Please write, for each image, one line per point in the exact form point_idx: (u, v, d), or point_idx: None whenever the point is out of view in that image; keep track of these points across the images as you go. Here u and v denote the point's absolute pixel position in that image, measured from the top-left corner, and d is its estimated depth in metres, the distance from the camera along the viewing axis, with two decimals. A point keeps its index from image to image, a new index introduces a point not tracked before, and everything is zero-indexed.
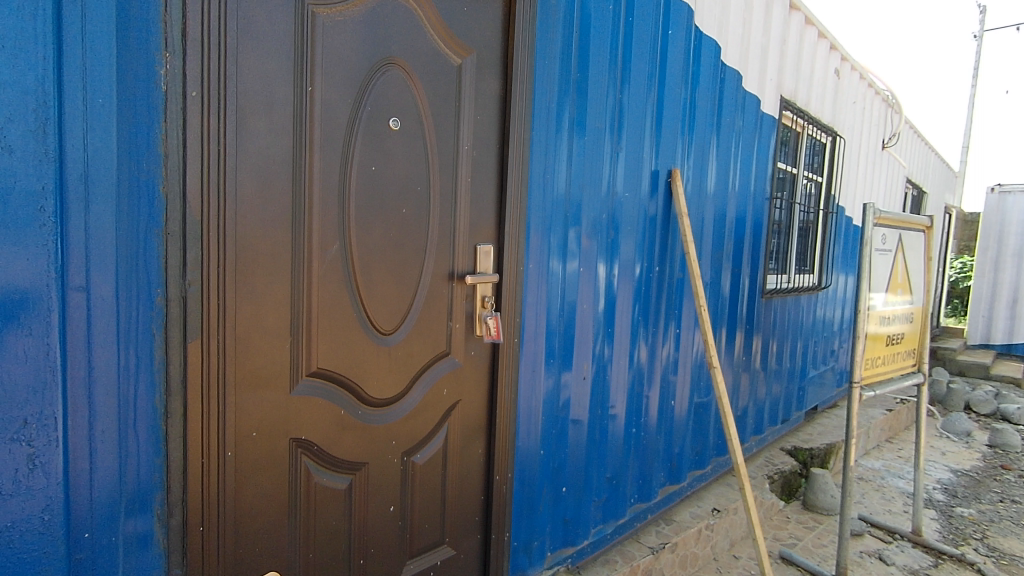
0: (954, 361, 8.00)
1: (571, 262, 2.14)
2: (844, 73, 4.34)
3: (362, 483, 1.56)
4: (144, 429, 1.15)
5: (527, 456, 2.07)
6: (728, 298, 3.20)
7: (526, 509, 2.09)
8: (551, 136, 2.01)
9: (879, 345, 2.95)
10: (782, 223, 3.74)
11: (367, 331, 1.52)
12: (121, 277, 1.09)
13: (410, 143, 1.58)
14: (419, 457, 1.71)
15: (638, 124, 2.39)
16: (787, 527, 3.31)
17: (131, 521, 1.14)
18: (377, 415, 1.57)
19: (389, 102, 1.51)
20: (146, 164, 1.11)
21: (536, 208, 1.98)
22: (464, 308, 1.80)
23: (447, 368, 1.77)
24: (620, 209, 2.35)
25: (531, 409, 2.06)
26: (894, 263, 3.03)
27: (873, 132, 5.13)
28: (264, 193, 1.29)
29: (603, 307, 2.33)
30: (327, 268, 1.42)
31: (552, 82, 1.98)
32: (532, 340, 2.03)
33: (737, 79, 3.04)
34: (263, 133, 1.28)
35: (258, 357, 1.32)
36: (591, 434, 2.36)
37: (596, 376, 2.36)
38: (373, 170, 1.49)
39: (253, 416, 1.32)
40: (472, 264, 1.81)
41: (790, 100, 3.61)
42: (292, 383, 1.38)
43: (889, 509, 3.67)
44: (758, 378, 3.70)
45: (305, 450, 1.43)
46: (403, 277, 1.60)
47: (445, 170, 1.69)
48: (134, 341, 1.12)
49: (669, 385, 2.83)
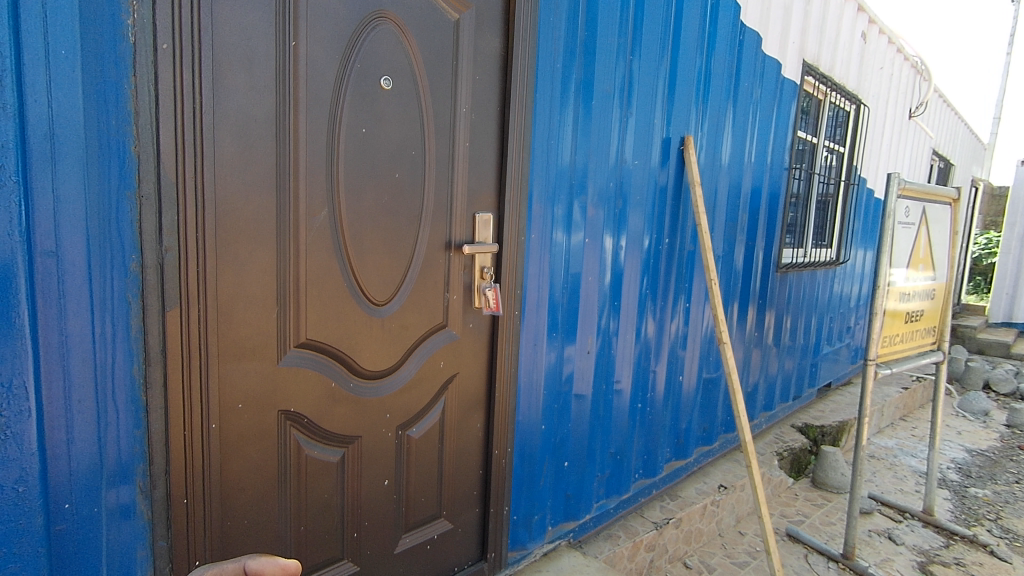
0: (975, 339, 7.82)
1: (576, 233, 2.06)
2: (871, 36, 4.11)
3: (355, 456, 1.52)
4: (123, 400, 1.11)
5: (527, 430, 2.03)
6: (740, 273, 3.10)
7: (526, 483, 2.06)
8: (556, 101, 1.91)
9: (897, 322, 2.83)
10: (800, 195, 3.60)
11: (359, 301, 1.47)
12: (94, 243, 1.04)
13: (403, 103, 1.49)
14: (415, 431, 1.66)
15: (650, 88, 2.28)
16: (794, 505, 3.29)
17: (113, 493, 1.12)
18: (369, 387, 1.52)
19: (381, 61, 1.42)
20: (116, 123, 1.05)
21: (539, 175, 1.90)
22: (462, 279, 1.74)
23: (444, 341, 1.71)
24: (629, 178, 2.25)
25: (533, 383, 2.01)
26: (917, 236, 2.89)
27: (900, 100, 4.90)
28: (246, 154, 1.23)
29: (609, 279, 2.25)
30: (315, 236, 1.36)
31: (557, 42, 1.87)
32: (534, 311, 1.96)
33: (757, 42, 2.88)
34: (242, 90, 1.20)
35: (243, 329, 1.27)
36: (595, 408, 2.31)
37: (601, 351, 2.30)
38: (363, 133, 1.41)
39: (239, 387, 1.27)
40: (470, 234, 1.74)
41: (813, 65, 3.43)
42: (280, 354, 1.33)
43: (901, 488, 3.61)
44: (770, 353, 3.61)
45: (294, 423, 1.38)
46: (397, 247, 1.53)
47: (442, 133, 1.61)
48: (109, 309, 1.07)
49: (678, 360, 2.77)
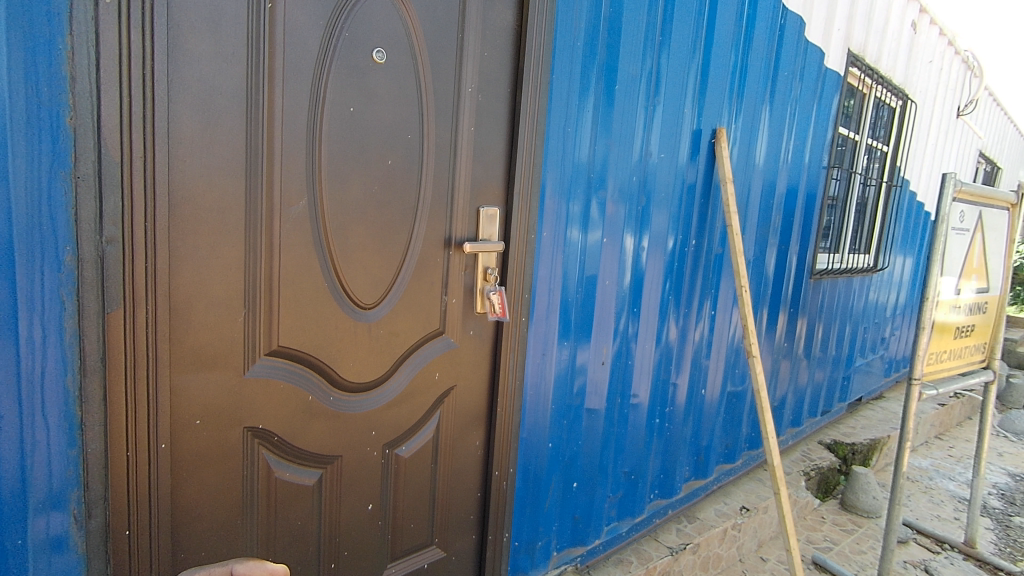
0: (1015, 354, 7.39)
1: (593, 232, 1.86)
2: (921, 27, 3.82)
3: (334, 478, 1.35)
4: (54, 414, 0.95)
5: (532, 448, 1.84)
6: (772, 279, 2.87)
7: (530, 505, 1.87)
8: (575, 85, 1.71)
9: (946, 338, 2.58)
10: (839, 197, 3.34)
11: (343, 304, 1.30)
12: (19, 232, 0.89)
13: (398, 80, 1.31)
14: (404, 450, 1.49)
15: (680, 75, 2.07)
16: (821, 529, 3.06)
17: (42, 521, 0.97)
18: (352, 401, 1.35)
19: (373, 30, 1.24)
20: (48, 90, 0.88)
21: (553, 168, 1.70)
22: (463, 281, 1.56)
23: (441, 349, 1.53)
24: (654, 173, 2.05)
25: (540, 396, 1.82)
26: (972, 244, 2.63)
27: (949, 97, 4.58)
28: (210, 132, 1.06)
29: (628, 283, 2.05)
30: (291, 228, 1.18)
31: (579, 18, 1.67)
32: (543, 318, 1.77)
33: (799, 27, 2.64)
34: (206, 57, 1.03)
35: (202, 334, 1.10)
36: (609, 422, 2.12)
37: (617, 361, 2.10)
38: (351, 112, 1.24)
39: (196, 401, 1.11)
40: (473, 230, 1.55)
41: (858, 55, 3.17)
42: (246, 364, 1.17)
43: (938, 515, 3.35)
44: (800, 365, 3.37)
45: (263, 441, 1.22)
46: (388, 243, 1.36)
47: (444, 116, 1.42)
48: (38, 309, 0.92)
49: (701, 371, 2.55)
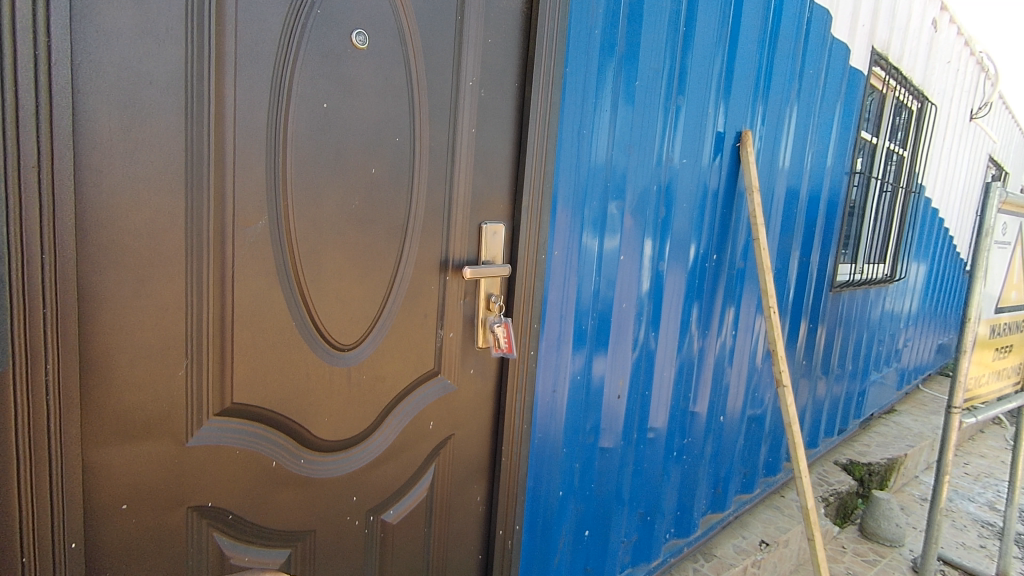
0: None
1: (609, 247, 1.63)
2: (942, 25, 3.62)
3: (305, 556, 1.11)
4: None
5: (540, 497, 1.60)
6: (793, 293, 2.65)
7: (538, 561, 1.63)
8: (592, 79, 1.47)
9: (986, 360, 2.37)
10: (859, 203, 3.14)
11: (317, 346, 1.05)
12: None
13: (385, 70, 1.07)
14: (392, 515, 1.25)
15: (705, 70, 1.84)
16: (843, 561, 2.84)
17: None
18: (328, 464, 1.11)
19: (352, 7, 1.00)
20: None
21: (566, 175, 1.47)
22: (462, 310, 1.32)
23: (436, 393, 1.29)
24: (676, 180, 1.82)
25: (549, 437, 1.59)
26: (1013, 258, 2.43)
27: (964, 99, 4.39)
28: (136, 133, 0.81)
29: (646, 303, 1.82)
30: (249, 255, 0.94)
31: (597, 2, 1.44)
32: (554, 348, 1.54)
33: (825, 21, 2.42)
34: (129, 35, 0.79)
35: (130, 394, 0.85)
36: (624, 460, 1.89)
37: (634, 391, 1.87)
38: (326, 109, 0.99)
39: (122, 480, 0.86)
40: (475, 251, 1.32)
41: (881, 53, 2.96)
42: (191, 430, 0.92)
43: (963, 543, 3.15)
44: (818, 381, 3.16)
45: (214, 522, 0.98)
46: (373, 269, 1.11)
47: (441, 114, 1.18)
48: None
49: (720, 395, 2.33)
